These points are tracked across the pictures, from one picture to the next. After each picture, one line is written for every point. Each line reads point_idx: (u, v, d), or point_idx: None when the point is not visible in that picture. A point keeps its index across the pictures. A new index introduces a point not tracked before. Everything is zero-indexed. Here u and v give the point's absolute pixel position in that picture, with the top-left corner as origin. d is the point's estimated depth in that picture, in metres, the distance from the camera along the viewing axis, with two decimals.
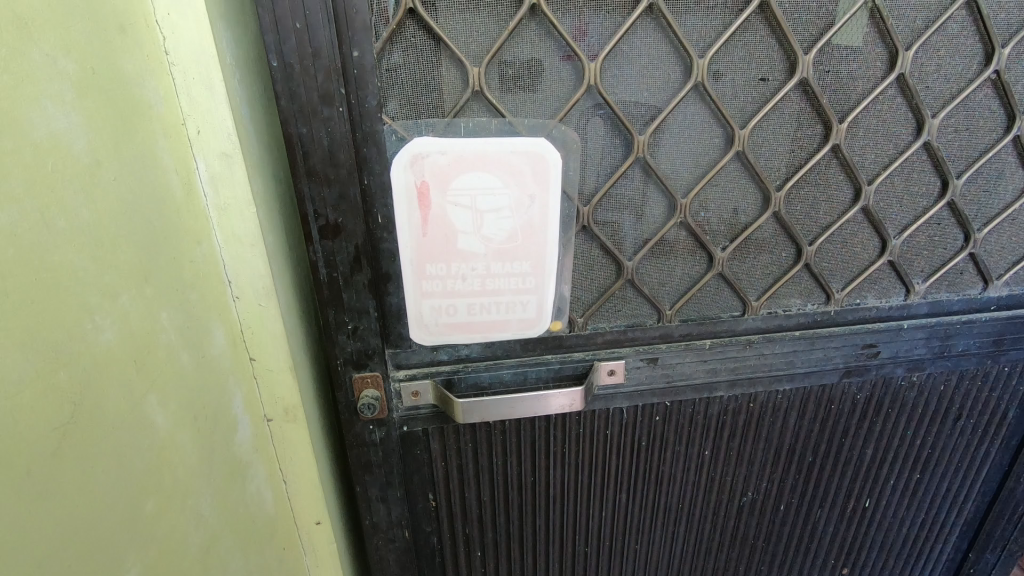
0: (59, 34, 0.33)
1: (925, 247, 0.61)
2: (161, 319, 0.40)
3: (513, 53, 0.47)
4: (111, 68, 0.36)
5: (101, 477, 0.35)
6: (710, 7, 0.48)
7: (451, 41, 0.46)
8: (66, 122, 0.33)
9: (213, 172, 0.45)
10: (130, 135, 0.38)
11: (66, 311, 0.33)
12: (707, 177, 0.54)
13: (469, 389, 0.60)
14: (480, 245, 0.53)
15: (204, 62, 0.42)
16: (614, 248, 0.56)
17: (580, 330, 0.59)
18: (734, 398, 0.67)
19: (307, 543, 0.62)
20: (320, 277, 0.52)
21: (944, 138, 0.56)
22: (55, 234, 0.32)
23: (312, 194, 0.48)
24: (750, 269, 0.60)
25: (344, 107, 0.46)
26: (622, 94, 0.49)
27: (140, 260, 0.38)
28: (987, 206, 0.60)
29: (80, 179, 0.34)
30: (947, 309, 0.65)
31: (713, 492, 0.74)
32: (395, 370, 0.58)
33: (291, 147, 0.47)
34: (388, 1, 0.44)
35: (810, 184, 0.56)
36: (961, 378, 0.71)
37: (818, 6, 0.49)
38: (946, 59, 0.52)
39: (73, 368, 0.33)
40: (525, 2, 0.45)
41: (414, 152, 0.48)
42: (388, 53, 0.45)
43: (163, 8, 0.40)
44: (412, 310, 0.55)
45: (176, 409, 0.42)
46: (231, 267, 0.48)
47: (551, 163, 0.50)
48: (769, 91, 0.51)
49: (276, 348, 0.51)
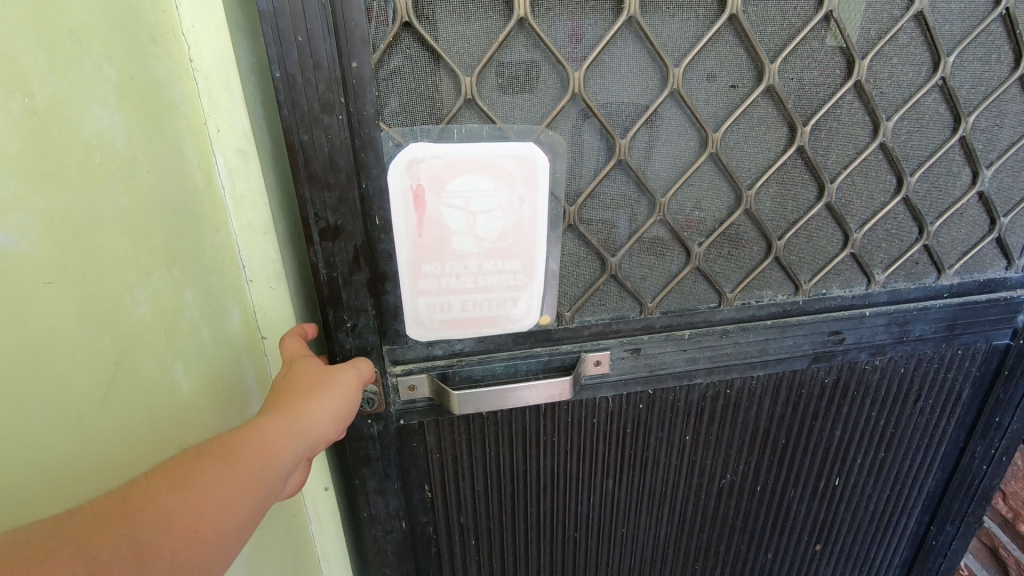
0: (105, 47, 0.41)
1: (883, 240, 0.66)
2: (185, 297, 0.49)
3: (503, 63, 0.50)
4: (144, 74, 0.44)
5: (139, 424, 0.43)
6: (683, 20, 0.51)
7: (444, 52, 0.49)
8: (109, 121, 0.41)
9: (230, 167, 0.52)
10: (160, 132, 0.46)
11: (109, 283, 0.41)
12: (683, 178, 0.58)
13: (463, 382, 0.63)
14: (474, 244, 0.56)
15: (223, 69, 0.48)
16: (599, 245, 0.59)
17: (568, 324, 0.63)
18: (712, 385, 0.71)
19: (312, 509, 0.70)
20: (320, 277, 0.54)
21: (898, 139, 0.61)
22: (101, 219, 0.40)
23: (312, 198, 0.51)
24: (725, 262, 0.64)
25: (344, 115, 0.49)
26: (604, 100, 0.53)
27: (166, 246, 0.47)
28: (939, 201, 0.65)
29: (119, 171, 0.42)
30: (906, 297, 0.70)
31: (694, 475, 0.78)
32: (392, 365, 0.61)
33: (293, 154, 0.49)
34: (384, 15, 0.46)
35: (777, 182, 0.60)
36: (920, 361, 0.76)
37: (782, 19, 0.53)
38: (898, 66, 0.57)
39: (116, 334, 0.41)
40: (513, 16, 0.48)
41: (410, 157, 0.51)
42: (384, 64, 0.48)
43: (188, 21, 0.47)
44: (408, 308, 0.58)
45: (197, 375, 0.51)
46: (245, 253, 0.56)
47: (540, 166, 0.54)
48: (739, 97, 0.55)
49: (284, 326, 0.59)
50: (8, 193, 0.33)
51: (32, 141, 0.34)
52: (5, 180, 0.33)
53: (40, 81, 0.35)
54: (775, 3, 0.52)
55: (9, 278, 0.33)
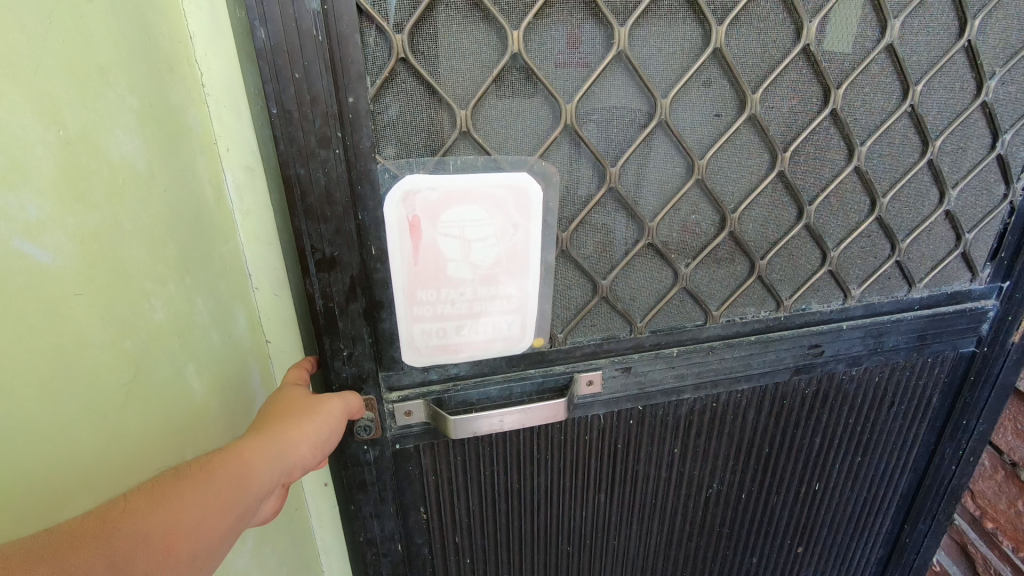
0: (125, 76, 0.43)
1: (859, 257, 0.69)
2: (196, 304, 0.52)
3: (498, 96, 0.51)
4: (161, 99, 0.47)
5: (156, 423, 0.46)
6: (670, 53, 0.53)
7: (440, 86, 0.49)
8: (130, 144, 0.43)
9: (238, 183, 0.56)
10: (175, 150, 0.49)
11: (130, 293, 0.43)
12: (672, 202, 0.60)
13: (459, 406, 0.63)
14: (469, 271, 0.56)
15: (234, 94, 0.52)
16: (590, 269, 0.61)
17: (561, 345, 0.64)
18: (700, 400, 0.73)
19: (314, 502, 0.75)
20: (316, 307, 0.54)
21: (871, 162, 0.64)
22: (124, 233, 0.42)
23: (309, 230, 0.51)
24: (710, 282, 0.66)
25: (340, 149, 0.49)
26: (595, 131, 0.54)
27: (181, 257, 0.50)
28: (909, 219, 0.69)
29: (140, 189, 0.44)
30: (880, 310, 0.74)
31: (682, 486, 0.80)
32: (389, 391, 0.61)
33: (290, 188, 0.49)
34: (381, 51, 0.47)
35: (760, 205, 0.63)
36: (894, 370, 0.79)
37: (763, 51, 0.55)
38: (870, 95, 0.60)
39: (135, 339, 0.43)
40: (507, 51, 0.49)
41: (406, 189, 0.52)
42: (381, 98, 0.48)
43: (201, 50, 0.50)
44: (403, 335, 0.58)
45: (208, 377, 0.53)
46: (251, 262, 0.60)
47: (532, 195, 0.55)
48: (723, 125, 0.57)
49: (286, 331, 0.64)
50: (43, 214, 0.35)
51: (65, 166, 0.37)
52: (41, 204, 0.35)
53: (71, 111, 0.38)
54: (756, 37, 0.54)
55: (44, 292, 0.36)
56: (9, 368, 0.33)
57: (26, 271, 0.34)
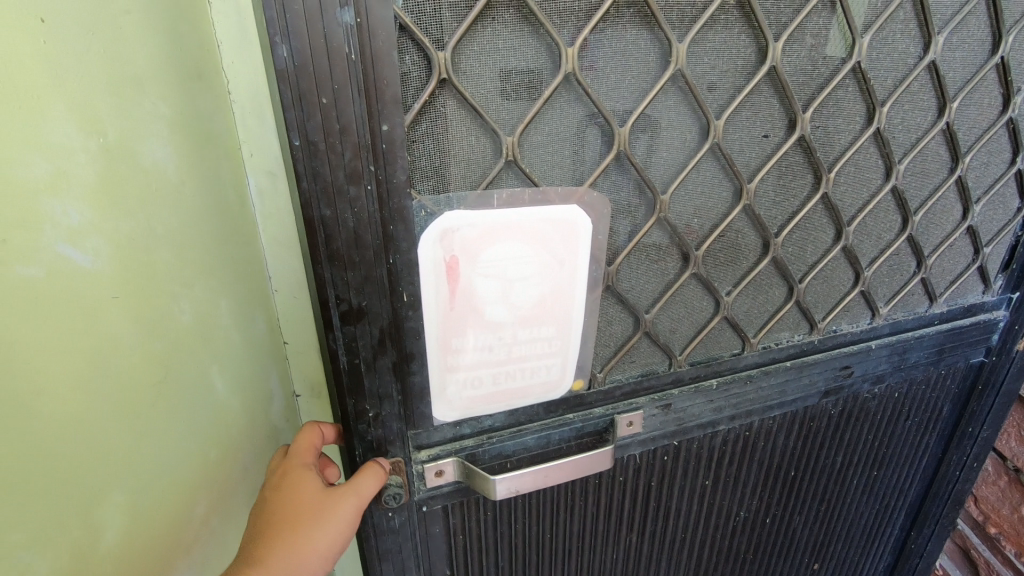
0: (158, 86, 0.44)
1: (887, 275, 0.68)
2: (220, 307, 0.53)
3: (546, 121, 0.45)
4: (191, 106, 0.48)
5: (185, 421, 0.47)
6: (724, 70, 0.49)
7: (484, 110, 0.43)
8: (161, 152, 0.44)
9: (261, 187, 0.59)
10: (204, 155, 0.50)
11: (160, 297, 0.44)
12: (718, 229, 0.55)
13: (493, 460, 0.57)
14: (509, 313, 0.50)
15: (260, 101, 0.55)
16: (633, 303, 0.56)
17: (600, 386, 0.59)
18: (734, 429, 0.70)
19: None
20: (340, 365, 0.47)
21: (906, 181, 0.62)
22: (155, 236, 0.43)
23: (334, 279, 0.44)
24: (749, 309, 0.62)
25: (372, 185, 0.42)
26: (646, 155, 0.49)
27: (206, 261, 0.51)
28: (935, 235, 0.68)
29: (168, 194, 0.45)
30: (902, 326, 0.73)
31: (711, 517, 0.76)
32: (417, 451, 0.54)
33: (313, 232, 0.42)
34: (420, 70, 0.40)
35: (799, 228, 0.60)
36: (912, 385, 0.79)
37: (813, 68, 0.52)
38: (909, 112, 0.58)
39: (164, 341, 0.44)
40: (560, 70, 0.43)
41: (443, 227, 0.45)
42: (418, 125, 0.42)
43: (229, 58, 0.53)
44: (434, 387, 0.51)
45: (230, 377, 0.55)
46: (272, 264, 0.63)
47: (581, 231, 0.49)
48: (771, 147, 0.54)
49: (303, 331, 0.67)
50: (84, 220, 0.36)
51: (101, 175, 0.38)
52: (81, 209, 0.36)
53: (109, 120, 0.38)
54: (808, 52, 0.51)
55: (80, 295, 0.36)
56: (46, 370, 0.34)
57: (68, 272, 0.35)
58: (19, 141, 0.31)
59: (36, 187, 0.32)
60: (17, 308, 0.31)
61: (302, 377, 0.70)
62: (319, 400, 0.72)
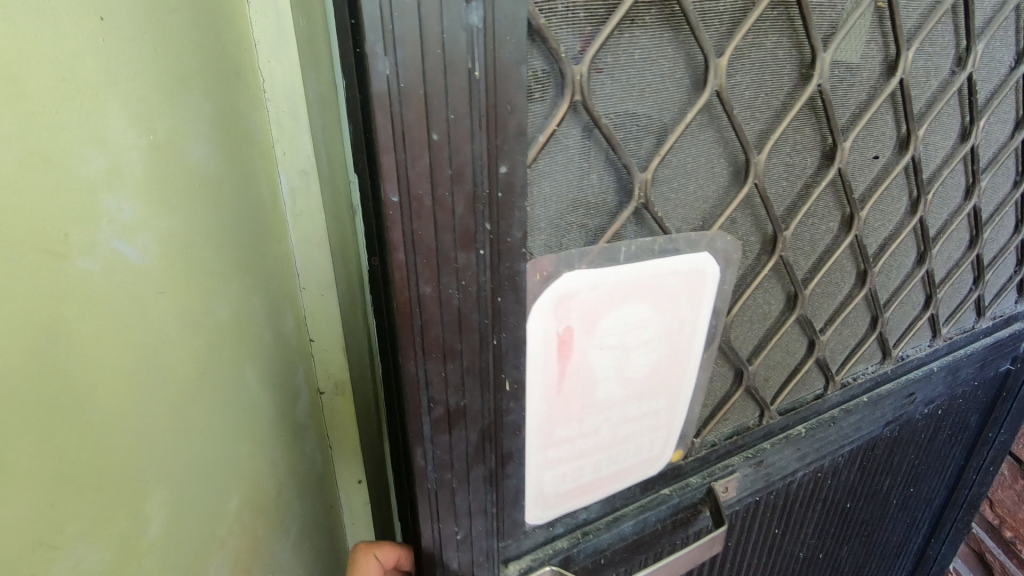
0: (203, 86, 0.47)
1: (953, 296, 0.68)
2: (254, 304, 0.57)
3: (680, 150, 0.44)
4: (230, 102, 0.52)
5: (217, 412, 0.50)
6: (854, 85, 0.48)
7: (613, 136, 0.41)
8: (201, 150, 0.47)
9: (293, 185, 0.63)
10: (242, 155, 0.54)
11: (200, 293, 0.47)
12: (822, 264, 0.56)
13: (596, 546, 0.59)
14: (619, 388, 0.52)
15: (293, 98, 0.59)
16: (730, 355, 0.56)
17: (697, 452, 0.60)
18: (801, 464, 0.68)
19: (345, 493, 0.83)
20: (429, 425, 0.45)
21: (983, 195, 0.63)
22: (196, 232, 0.46)
23: (429, 371, 0.43)
24: (840, 343, 0.62)
25: (485, 237, 0.40)
26: (771, 176, 0.49)
27: (237, 258, 0.53)
28: (995, 249, 0.68)
29: (205, 191, 0.48)
30: (956, 342, 0.72)
31: (767, 548, 0.73)
32: (510, 563, 0.56)
33: (406, 310, 0.40)
34: (552, 94, 0.37)
35: (893, 254, 0.60)
36: (954, 400, 0.78)
37: (926, 80, 0.52)
38: (995, 126, 0.59)
39: (202, 336, 0.48)
40: (709, 89, 0.42)
41: (560, 294, 0.44)
42: (540, 166, 0.40)
43: (264, 56, 0.57)
44: (534, 479, 0.52)
45: (262, 373, 0.58)
46: (301, 265, 0.67)
47: (709, 277, 0.50)
48: (881, 163, 0.54)
49: (330, 327, 0.71)
50: (136, 215, 0.39)
51: (150, 168, 0.41)
52: (133, 206, 0.39)
53: (159, 117, 0.42)
54: (929, 59, 0.51)
55: (132, 287, 0.38)
56: (99, 357, 0.36)
57: (119, 266, 0.37)
58: (80, 132, 0.34)
59: (95, 181, 0.35)
60: (76, 300, 0.34)
61: (327, 374, 0.74)
62: (342, 397, 0.76)
